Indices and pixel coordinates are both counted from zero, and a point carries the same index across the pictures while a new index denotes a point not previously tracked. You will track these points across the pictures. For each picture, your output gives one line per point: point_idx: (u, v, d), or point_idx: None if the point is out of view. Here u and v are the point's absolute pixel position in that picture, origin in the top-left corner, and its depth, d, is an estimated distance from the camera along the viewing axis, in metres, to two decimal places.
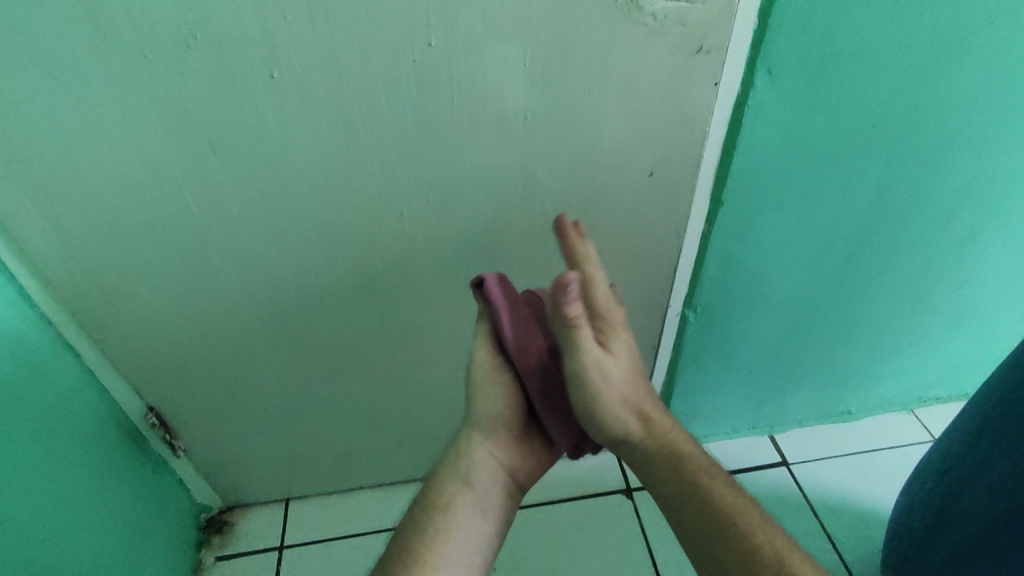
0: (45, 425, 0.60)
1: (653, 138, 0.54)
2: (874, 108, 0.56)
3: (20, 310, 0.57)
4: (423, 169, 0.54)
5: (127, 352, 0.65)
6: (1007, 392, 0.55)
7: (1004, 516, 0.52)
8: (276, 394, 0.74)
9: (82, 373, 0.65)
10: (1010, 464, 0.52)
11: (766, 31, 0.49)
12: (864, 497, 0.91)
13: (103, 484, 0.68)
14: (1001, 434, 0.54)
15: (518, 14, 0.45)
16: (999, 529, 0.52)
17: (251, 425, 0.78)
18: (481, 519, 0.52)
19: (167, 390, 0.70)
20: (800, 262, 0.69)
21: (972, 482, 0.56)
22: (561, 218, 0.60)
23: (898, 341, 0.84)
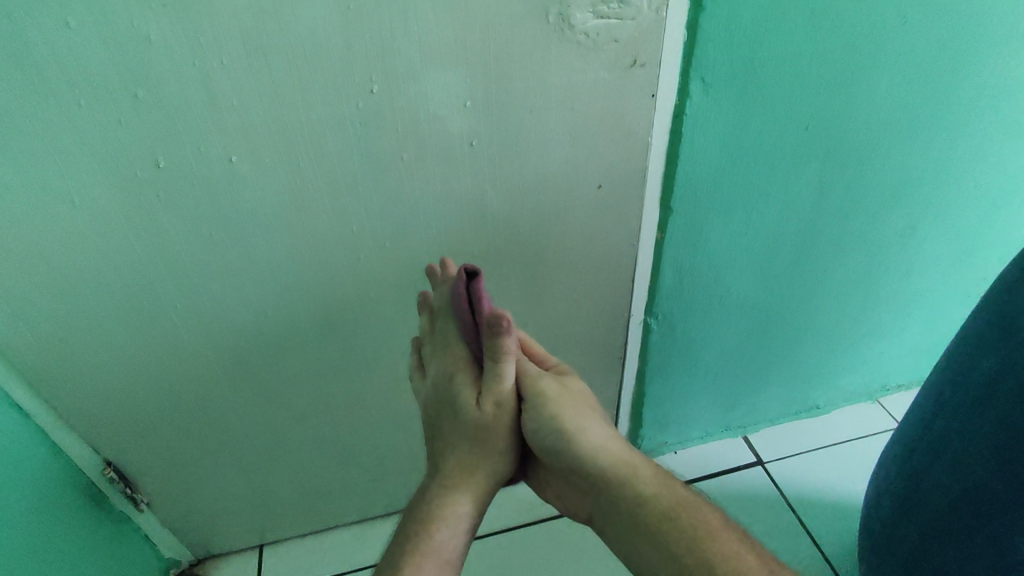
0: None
1: (596, 151, 0.55)
2: (804, 111, 0.58)
3: None
4: (373, 200, 0.54)
5: (79, 406, 0.63)
6: (953, 373, 0.57)
7: (964, 498, 0.53)
8: (238, 437, 0.71)
9: (31, 432, 0.62)
10: (964, 444, 0.54)
11: (697, 43, 0.51)
12: (838, 490, 0.92)
13: (61, 547, 0.65)
14: (954, 412, 0.56)
15: (454, 45, 0.46)
16: (962, 512, 0.53)
17: (217, 472, 0.75)
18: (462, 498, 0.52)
19: (124, 442, 0.68)
20: (752, 262, 0.71)
21: (930, 468, 0.58)
22: (515, 239, 0.60)
23: (854, 334, 0.87)
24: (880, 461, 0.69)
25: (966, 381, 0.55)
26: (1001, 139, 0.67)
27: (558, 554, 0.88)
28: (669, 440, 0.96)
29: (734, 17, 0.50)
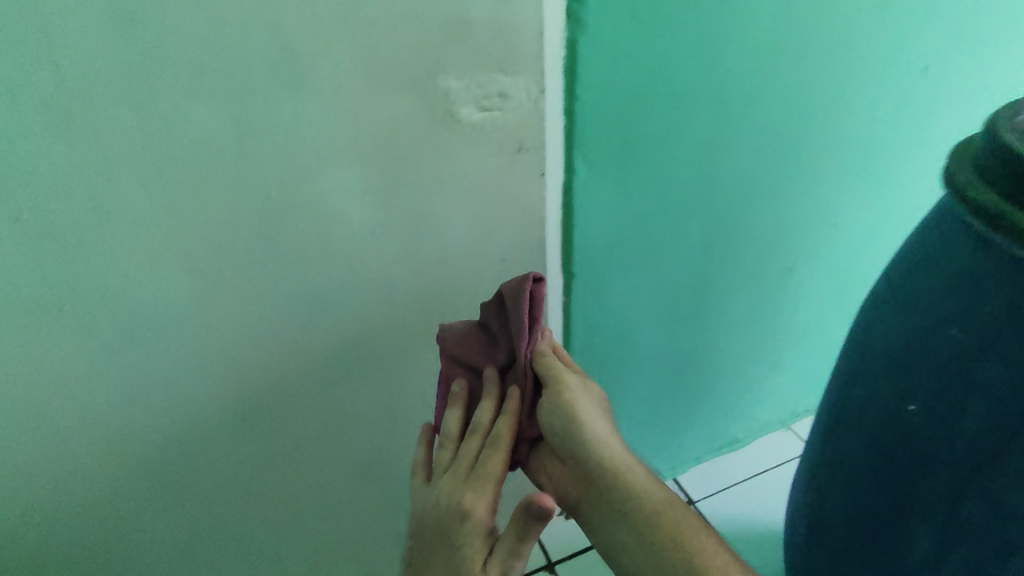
0: None
1: (495, 228, 0.58)
2: (679, 176, 0.65)
3: None
4: (279, 292, 0.54)
5: None
6: (845, 384, 0.56)
7: (874, 505, 0.52)
8: (150, 545, 0.64)
9: None
10: (865, 451, 0.53)
11: (574, 127, 0.56)
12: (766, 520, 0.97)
13: None
14: (849, 423, 0.55)
15: (347, 145, 0.48)
16: (875, 521, 0.52)
17: None
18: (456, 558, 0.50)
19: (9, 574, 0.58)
20: (656, 314, 0.76)
21: (837, 477, 0.57)
22: (428, 317, 0.62)
23: (758, 368, 0.93)
24: (799, 480, 0.68)
25: (858, 390, 0.54)
26: (849, 187, 0.77)
27: None
28: None
29: (605, 103, 0.56)
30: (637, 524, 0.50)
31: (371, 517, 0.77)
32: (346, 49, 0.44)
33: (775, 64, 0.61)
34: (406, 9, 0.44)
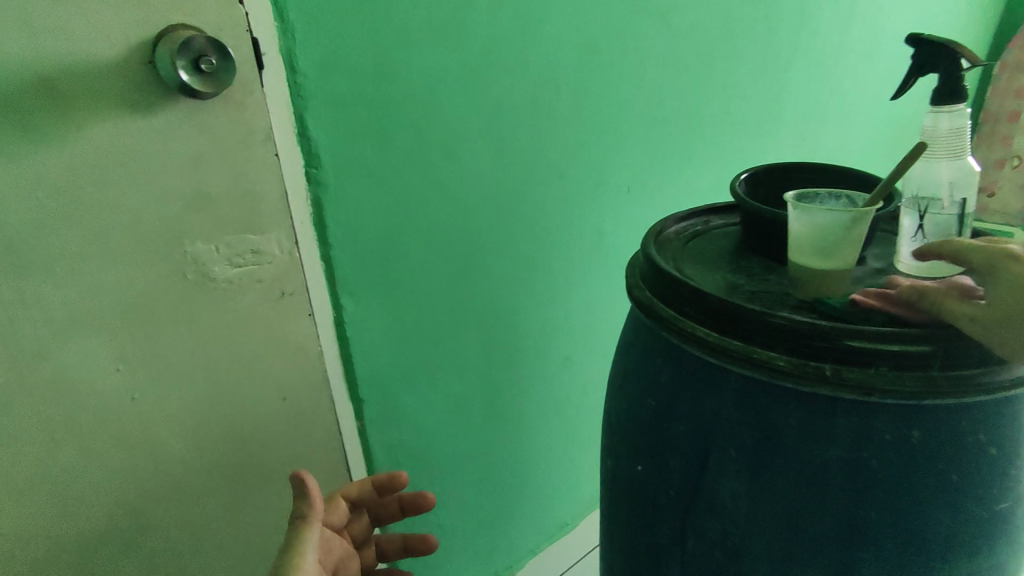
0: None
1: (269, 371, 0.61)
2: (445, 298, 0.73)
3: None
4: (23, 477, 0.50)
5: None
6: (609, 427, 0.62)
7: (639, 531, 0.58)
8: None
9: None
10: (631, 487, 0.58)
11: (333, 271, 0.62)
12: None
13: None
14: (613, 464, 0.61)
15: (87, 316, 0.49)
16: (642, 543, 0.58)
17: None
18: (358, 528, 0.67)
19: None
20: (455, 422, 0.81)
21: (613, 511, 0.63)
22: (209, 471, 0.60)
23: (567, 453, 1.01)
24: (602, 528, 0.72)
25: (618, 435, 0.60)
26: (600, 283, 0.91)
27: None
28: None
29: (359, 247, 0.63)
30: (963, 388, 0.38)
31: None
32: (78, 233, 0.47)
33: (506, 197, 0.74)
34: (141, 192, 0.48)
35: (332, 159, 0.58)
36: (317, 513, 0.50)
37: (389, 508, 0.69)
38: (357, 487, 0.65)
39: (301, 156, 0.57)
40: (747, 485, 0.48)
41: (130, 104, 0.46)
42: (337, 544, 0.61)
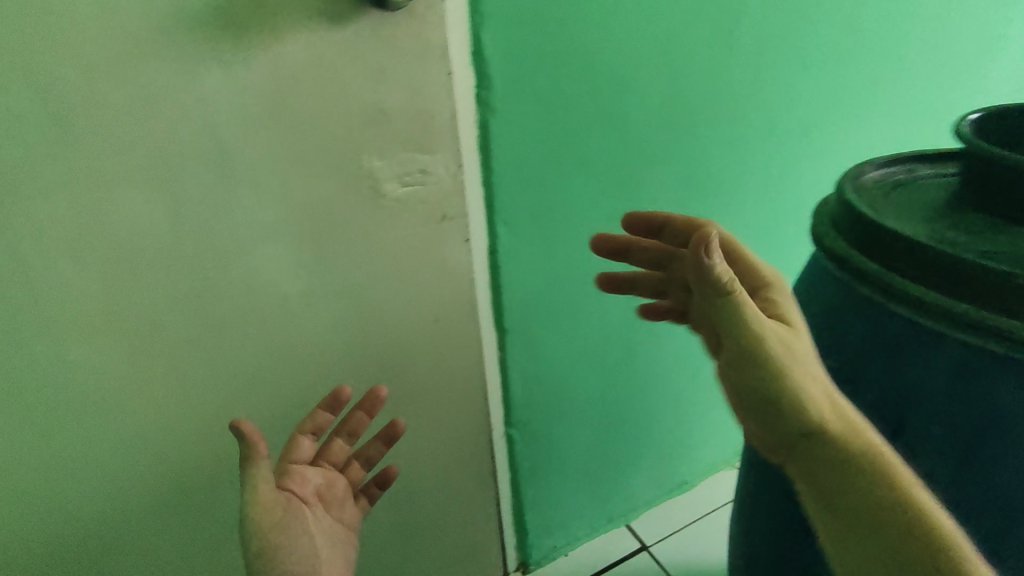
0: None
1: (425, 291, 0.62)
2: (597, 236, 0.71)
3: None
4: (218, 363, 0.56)
5: None
6: None
7: (794, 488, 0.56)
8: None
9: None
10: None
11: (493, 198, 0.61)
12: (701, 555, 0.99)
13: None
14: None
15: (278, 222, 0.53)
16: (795, 501, 0.56)
17: None
18: (337, 448, 0.61)
19: None
20: (589, 365, 0.81)
21: (761, 464, 0.61)
22: (365, 379, 0.64)
23: (696, 410, 0.98)
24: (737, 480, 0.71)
25: None
26: (756, 235, 0.84)
27: None
28: (559, 543, 0.97)
29: (520, 177, 0.62)
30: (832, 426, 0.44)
31: None
32: (274, 140, 0.49)
33: (672, 133, 0.69)
34: (328, 104, 0.50)
35: (503, 81, 0.57)
36: (255, 450, 0.48)
37: (358, 425, 0.61)
38: (312, 419, 0.57)
39: (474, 75, 0.55)
40: (945, 461, 0.45)
41: (326, 14, 0.47)
42: (311, 478, 0.57)
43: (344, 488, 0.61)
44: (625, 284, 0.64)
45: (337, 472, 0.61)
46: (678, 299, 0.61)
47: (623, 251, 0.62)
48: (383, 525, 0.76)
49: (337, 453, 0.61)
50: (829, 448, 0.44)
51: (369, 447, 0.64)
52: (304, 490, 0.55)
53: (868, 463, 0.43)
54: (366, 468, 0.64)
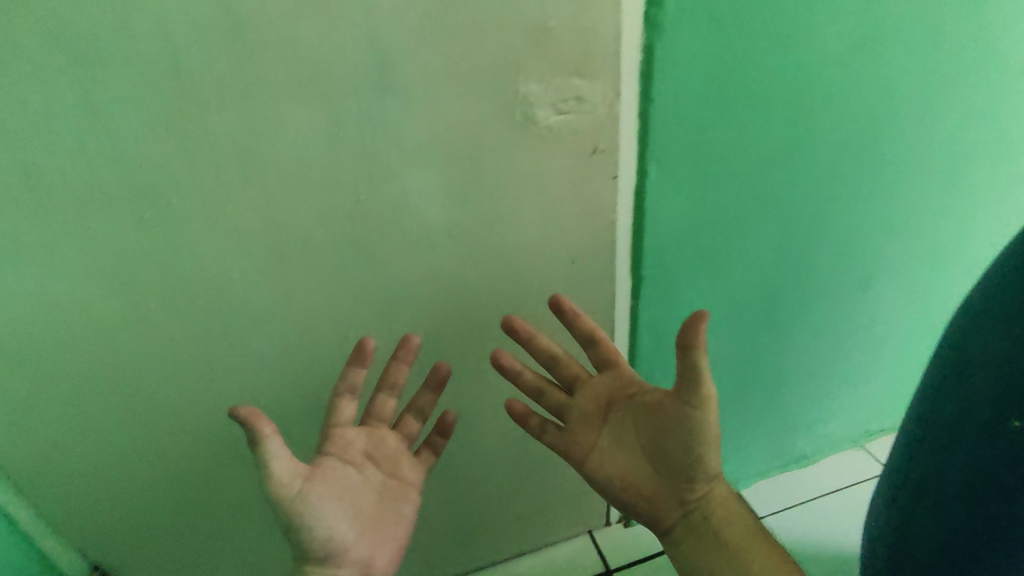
0: None
1: (565, 229, 0.59)
2: (752, 182, 0.64)
3: None
4: (361, 287, 0.56)
5: (62, 500, 0.60)
6: None
7: None
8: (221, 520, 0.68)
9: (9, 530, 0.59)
10: None
11: (649, 132, 0.56)
12: (816, 534, 0.92)
13: None
14: None
15: (429, 144, 0.51)
16: None
17: (203, 558, 0.71)
18: (384, 401, 0.60)
19: (103, 539, 0.65)
20: (723, 323, 0.75)
21: None
22: (495, 316, 0.63)
23: (829, 383, 0.90)
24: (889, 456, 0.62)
25: None
26: (930, 191, 0.74)
27: None
28: None
29: (680, 108, 0.56)
30: (715, 519, 0.57)
31: (431, 507, 0.78)
32: (433, 58, 0.47)
33: (856, 66, 0.60)
34: (490, 19, 0.46)
35: None
36: (258, 431, 0.46)
37: (398, 378, 0.59)
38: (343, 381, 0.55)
39: None
40: None
41: None
42: (354, 439, 0.56)
43: (394, 444, 0.60)
44: (510, 374, 0.62)
45: (386, 428, 0.60)
46: (557, 401, 0.62)
47: (524, 341, 0.62)
48: (495, 461, 0.77)
49: (387, 409, 0.59)
50: (725, 530, 0.57)
51: (420, 398, 0.62)
52: (348, 452, 0.55)
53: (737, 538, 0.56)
54: (418, 419, 0.62)
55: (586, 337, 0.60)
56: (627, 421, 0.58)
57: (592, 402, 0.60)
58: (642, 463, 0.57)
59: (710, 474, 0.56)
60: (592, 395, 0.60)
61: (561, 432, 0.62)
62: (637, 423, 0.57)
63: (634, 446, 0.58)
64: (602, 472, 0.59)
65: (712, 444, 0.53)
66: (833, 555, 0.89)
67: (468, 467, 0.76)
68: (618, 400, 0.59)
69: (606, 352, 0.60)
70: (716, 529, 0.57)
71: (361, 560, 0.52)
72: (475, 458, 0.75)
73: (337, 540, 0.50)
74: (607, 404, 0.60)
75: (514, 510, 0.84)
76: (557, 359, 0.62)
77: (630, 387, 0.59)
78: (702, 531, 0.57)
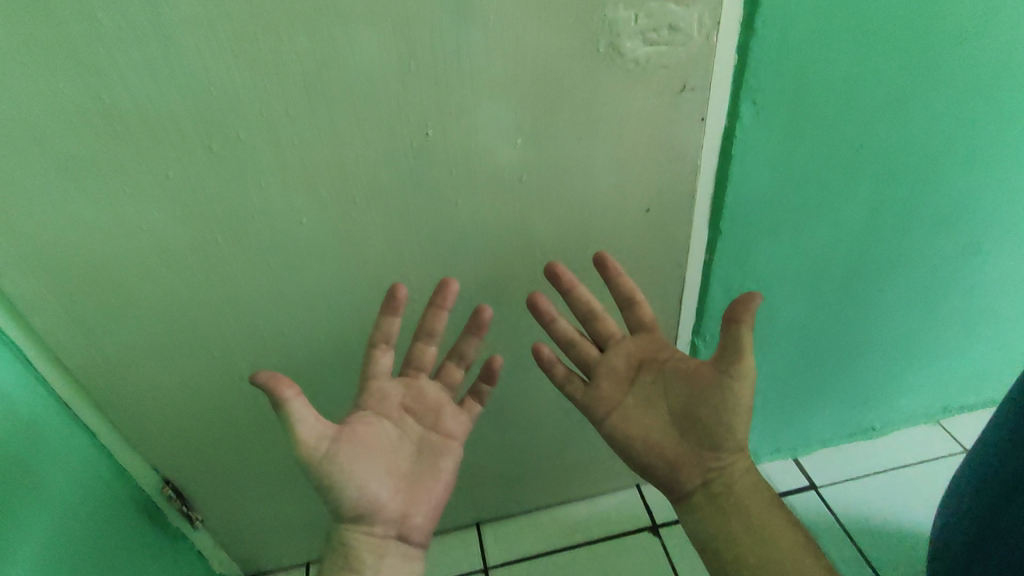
0: (58, 490, 0.58)
1: (643, 175, 0.55)
2: (857, 129, 0.57)
3: (25, 377, 0.56)
4: (425, 228, 0.54)
5: (137, 416, 0.63)
6: None
7: None
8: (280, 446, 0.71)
9: (89, 441, 0.63)
10: None
11: (747, 69, 0.50)
12: (879, 509, 0.87)
13: (111, 546, 0.64)
14: None
15: (505, 78, 0.47)
16: None
17: (263, 480, 0.74)
18: (424, 349, 0.55)
19: (173, 455, 0.68)
20: (804, 285, 0.69)
21: None
22: (560, 264, 0.60)
23: (912, 355, 0.83)
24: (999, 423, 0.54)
25: None
26: None
27: None
28: None
29: (786, 41, 0.50)
30: (739, 491, 0.51)
31: (482, 451, 0.78)
32: None
33: None
34: None
35: None
36: (279, 395, 0.44)
37: (436, 324, 0.54)
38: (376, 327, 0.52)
39: None
40: None
41: None
42: (391, 391, 0.53)
43: (435, 394, 0.55)
44: (542, 319, 0.57)
45: (426, 378, 0.56)
46: (585, 356, 0.57)
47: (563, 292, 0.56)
48: (550, 411, 0.75)
49: (425, 358, 0.55)
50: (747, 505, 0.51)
51: (462, 344, 0.57)
52: (384, 407, 0.52)
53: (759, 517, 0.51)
54: (462, 366, 0.57)
55: (625, 298, 0.56)
56: (659, 382, 0.54)
57: (621, 362, 0.56)
58: (669, 426, 0.53)
59: (738, 445, 0.51)
60: (624, 354, 0.56)
61: (585, 386, 0.57)
62: (670, 384, 0.53)
63: (662, 408, 0.53)
64: (622, 431, 0.54)
65: (746, 410, 0.49)
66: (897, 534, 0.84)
67: (520, 414, 0.75)
68: (652, 361, 0.55)
69: (645, 313, 0.56)
70: (738, 502, 0.51)
71: (396, 520, 0.49)
72: (529, 406, 0.74)
73: (368, 499, 0.47)
74: (638, 364, 0.55)
75: (565, 459, 0.84)
76: (593, 313, 0.57)
77: (663, 352, 0.55)
78: (720, 503, 0.51)
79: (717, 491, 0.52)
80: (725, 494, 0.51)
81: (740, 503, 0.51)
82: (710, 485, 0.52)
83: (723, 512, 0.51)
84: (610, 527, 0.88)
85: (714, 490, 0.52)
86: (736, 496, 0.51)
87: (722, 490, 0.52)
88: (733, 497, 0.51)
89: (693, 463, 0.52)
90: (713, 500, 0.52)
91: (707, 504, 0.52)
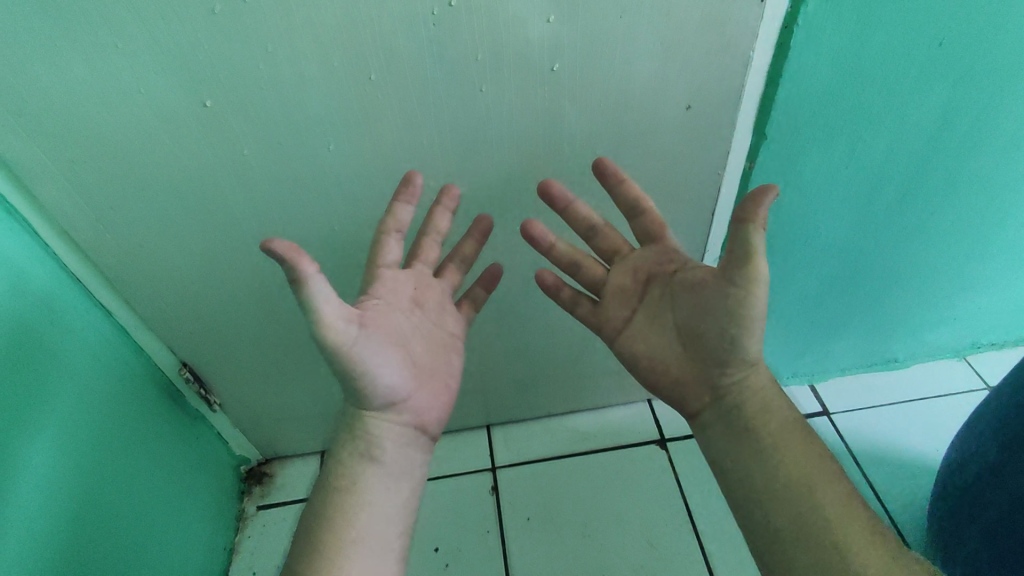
0: (76, 363, 0.59)
1: (687, 64, 0.49)
2: (937, 25, 0.50)
3: (33, 248, 0.55)
4: (444, 111, 0.50)
5: (151, 296, 0.63)
6: None
7: None
8: (294, 335, 0.71)
9: (103, 318, 0.63)
10: None
11: None
12: (888, 438, 0.87)
13: (130, 421, 0.67)
14: None
15: None
16: None
17: (279, 368, 0.75)
18: (428, 247, 0.55)
19: (189, 338, 0.69)
20: (850, 202, 0.64)
21: None
22: (588, 162, 0.56)
23: (952, 285, 0.79)
24: None
25: None
26: None
27: (611, 490, 0.85)
28: None
29: None
30: (750, 406, 0.49)
31: (495, 354, 0.78)
32: None
33: None
34: None
35: None
36: (298, 270, 0.41)
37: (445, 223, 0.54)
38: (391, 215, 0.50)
39: None
40: None
41: None
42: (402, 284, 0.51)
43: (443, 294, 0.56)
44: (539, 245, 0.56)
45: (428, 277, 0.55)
46: (591, 273, 0.55)
47: (558, 209, 0.54)
48: (566, 319, 0.74)
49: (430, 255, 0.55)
50: (760, 420, 0.49)
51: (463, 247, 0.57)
52: (395, 297, 0.51)
53: (774, 432, 0.48)
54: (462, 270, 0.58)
55: (629, 206, 0.52)
56: (664, 298, 0.51)
57: (628, 277, 0.54)
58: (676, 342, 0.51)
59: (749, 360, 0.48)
60: (631, 269, 0.53)
61: (593, 306, 0.55)
62: (675, 300, 0.50)
63: (667, 325, 0.51)
64: (628, 350, 0.53)
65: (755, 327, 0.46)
66: (903, 463, 0.84)
67: (536, 319, 0.74)
68: (659, 275, 0.52)
69: (651, 222, 0.52)
70: (748, 418, 0.49)
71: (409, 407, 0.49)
72: (544, 311, 0.73)
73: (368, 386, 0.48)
74: (645, 280, 0.53)
75: (577, 369, 0.83)
76: (595, 229, 0.55)
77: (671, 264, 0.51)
78: (730, 418, 0.50)
79: (727, 406, 0.50)
80: (734, 409, 0.50)
81: (752, 418, 0.49)
82: (721, 400, 0.50)
83: (734, 430, 0.50)
84: (616, 438, 0.89)
85: (725, 404, 0.50)
86: (748, 411, 0.49)
87: (732, 405, 0.50)
88: (743, 413, 0.49)
89: (701, 378, 0.50)
90: (724, 415, 0.50)
91: (719, 419, 0.50)
